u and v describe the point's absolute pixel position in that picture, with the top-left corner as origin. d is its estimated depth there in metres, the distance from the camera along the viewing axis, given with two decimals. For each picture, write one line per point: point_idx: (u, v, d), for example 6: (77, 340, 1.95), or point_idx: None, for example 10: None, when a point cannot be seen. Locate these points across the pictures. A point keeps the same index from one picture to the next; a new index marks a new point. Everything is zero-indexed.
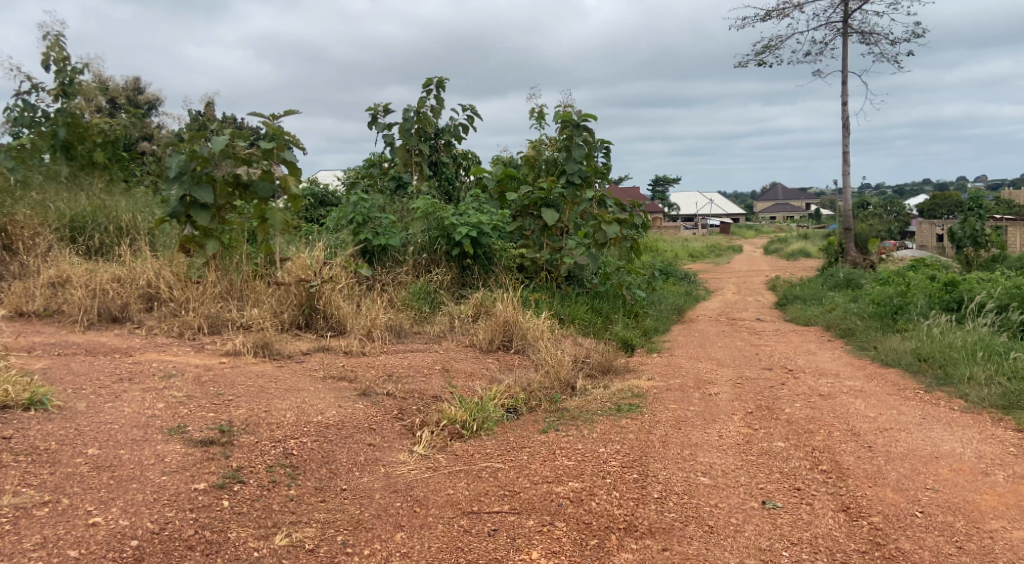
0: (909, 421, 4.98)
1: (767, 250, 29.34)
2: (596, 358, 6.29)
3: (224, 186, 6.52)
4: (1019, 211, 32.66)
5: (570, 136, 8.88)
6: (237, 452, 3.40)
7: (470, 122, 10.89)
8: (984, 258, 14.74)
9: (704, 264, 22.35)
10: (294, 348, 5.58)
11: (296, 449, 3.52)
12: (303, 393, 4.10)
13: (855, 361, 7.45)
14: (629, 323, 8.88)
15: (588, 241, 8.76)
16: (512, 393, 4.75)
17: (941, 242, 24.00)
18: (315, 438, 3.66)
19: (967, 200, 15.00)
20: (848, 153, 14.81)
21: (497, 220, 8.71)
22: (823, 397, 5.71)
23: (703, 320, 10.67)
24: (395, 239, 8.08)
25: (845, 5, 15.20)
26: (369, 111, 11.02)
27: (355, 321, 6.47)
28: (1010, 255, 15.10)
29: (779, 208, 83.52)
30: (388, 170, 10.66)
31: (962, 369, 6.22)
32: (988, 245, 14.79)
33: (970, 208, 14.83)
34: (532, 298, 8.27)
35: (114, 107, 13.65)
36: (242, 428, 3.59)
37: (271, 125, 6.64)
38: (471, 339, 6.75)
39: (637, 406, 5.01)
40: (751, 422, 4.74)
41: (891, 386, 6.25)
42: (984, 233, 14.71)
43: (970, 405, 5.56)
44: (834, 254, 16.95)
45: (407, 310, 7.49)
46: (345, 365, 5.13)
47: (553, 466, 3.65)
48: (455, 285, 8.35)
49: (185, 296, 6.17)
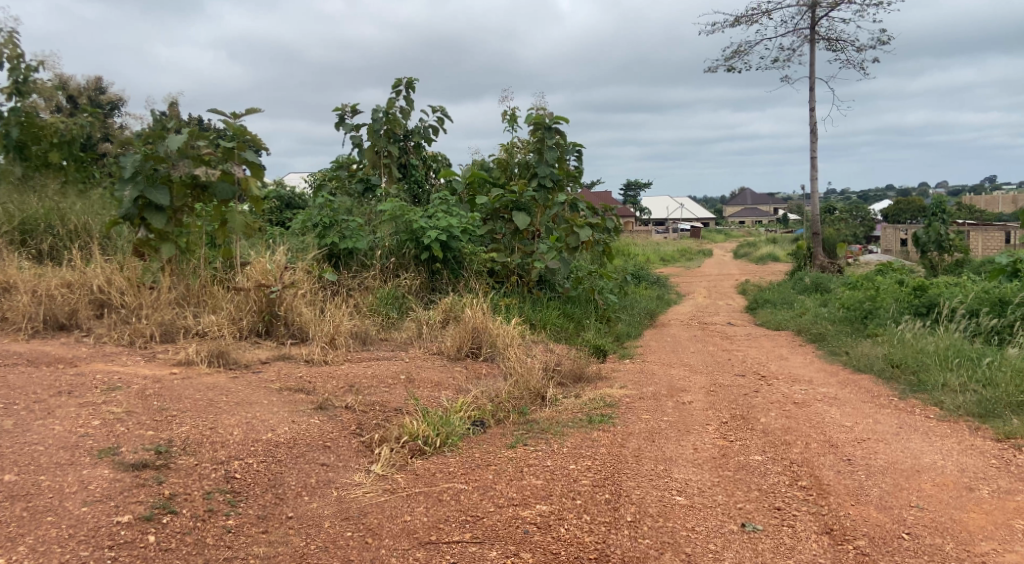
0: (886, 431, 4.85)
1: (737, 253, 29.52)
2: (567, 367, 6.10)
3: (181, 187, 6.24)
4: (979, 216, 33.21)
5: (541, 139, 8.64)
6: (172, 477, 3.15)
7: (439, 124, 10.69)
8: (949, 263, 14.82)
9: (675, 268, 22.30)
10: (251, 357, 5.33)
11: (239, 471, 3.29)
12: (254, 407, 3.86)
13: (828, 368, 7.35)
14: (601, 328, 8.73)
15: (559, 245, 8.61)
16: (478, 405, 4.55)
17: (905, 247, 24.29)
18: (261, 459, 3.43)
19: (930, 205, 15.09)
20: (816, 158, 14.83)
21: (467, 223, 8.49)
22: (798, 405, 5.57)
23: (675, 325, 10.53)
24: (361, 243, 7.85)
25: (811, 12, 15.25)
26: (336, 111, 10.76)
27: (317, 327, 6.21)
28: (974, 259, 15.22)
29: (749, 213, 84.29)
30: (355, 172, 10.40)
31: (936, 375, 6.14)
32: (952, 249, 14.87)
33: (934, 213, 14.91)
34: (503, 303, 8.05)
35: (73, 105, 13.12)
36: (182, 449, 3.34)
37: (233, 124, 6.39)
38: (439, 347, 6.52)
39: (609, 417, 4.82)
40: (726, 433, 4.58)
41: (864, 393, 6.13)
42: (948, 237, 14.78)
43: (945, 413, 5.45)
44: (803, 258, 16.98)
45: (374, 316, 7.27)
46: (304, 375, 4.88)
47: (520, 487, 3.45)
48: (424, 290, 8.12)
49: (137, 302, 5.88)
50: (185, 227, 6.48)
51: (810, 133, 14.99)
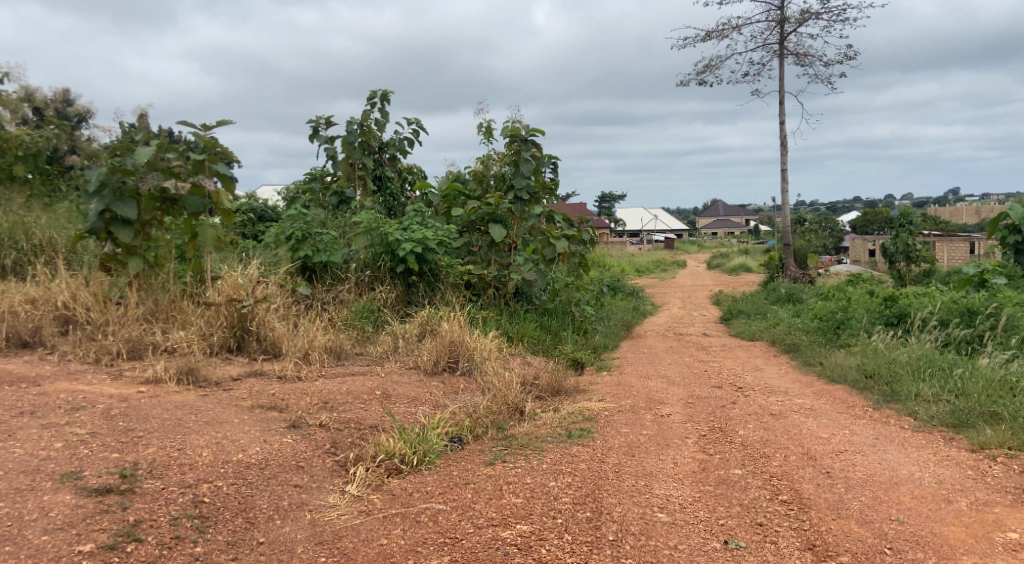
0: (863, 442, 4.85)
1: (711, 264, 29.72)
2: (545, 380, 6.05)
3: (149, 201, 6.15)
4: (945, 227, 33.77)
5: (517, 151, 8.59)
6: (137, 502, 3.06)
7: (415, 136, 10.62)
8: (916, 273, 14.98)
9: (650, 279, 22.37)
10: (222, 374, 5.23)
11: (208, 495, 3.19)
12: (224, 427, 3.76)
13: (803, 378, 7.36)
14: (578, 340, 8.69)
15: (536, 257, 8.58)
16: (456, 420, 4.48)
17: (873, 257, 24.60)
18: (232, 481, 3.33)
19: (898, 216, 15.27)
20: (787, 171, 14.97)
21: (443, 235, 8.41)
22: (775, 417, 5.56)
23: (652, 336, 10.53)
24: (336, 256, 7.75)
25: (780, 27, 15.44)
26: (310, 123, 10.67)
27: (290, 342, 6.12)
28: (941, 270, 15.40)
29: (722, 224, 85.02)
30: (329, 184, 10.31)
31: (909, 386, 6.16)
32: (920, 260, 15.04)
33: (901, 224, 15.08)
34: (479, 316, 7.99)
35: (40, 117, 12.86)
36: (149, 472, 3.24)
37: (203, 136, 6.29)
38: (415, 361, 6.43)
39: (588, 431, 4.77)
40: (705, 446, 4.54)
41: (840, 404, 6.13)
42: (915, 248, 14.94)
43: (920, 424, 5.46)
44: (775, 269, 17.09)
45: (349, 330, 7.18)
46: (275, 392, 4.77)
47: (499, 506, 3.38)
48: (400, 303, 8.04)
49: (104, 318, 5.76)
50: (154, 241, 6.37)
51: (781, 146, 15.13)
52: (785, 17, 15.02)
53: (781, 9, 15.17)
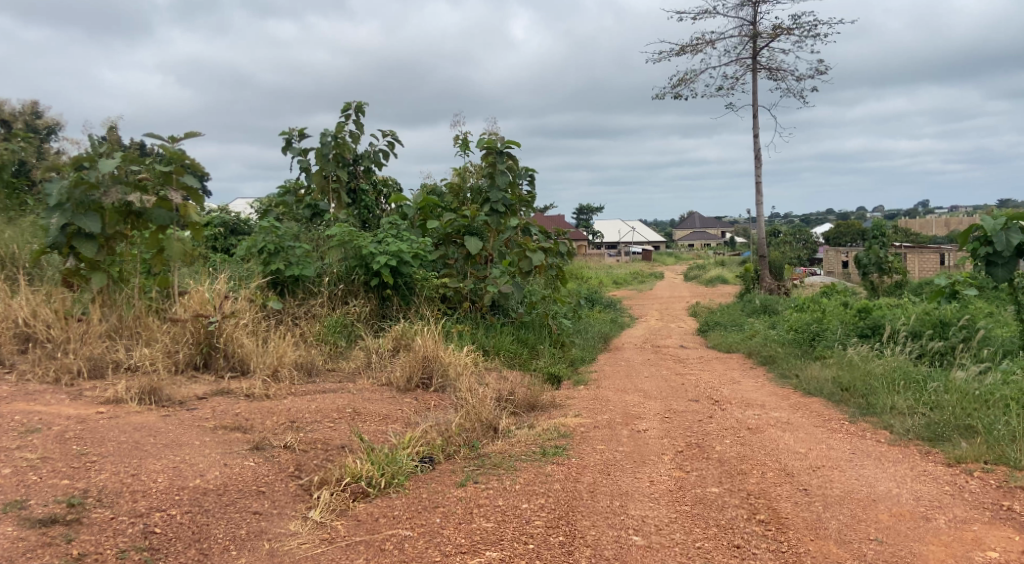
0: (840, 457, 4.79)
1: (687, 276, 29.83)
2: (520, 395, 5.95)
3: (114, 214, 6.02)
4: (917, 239, 34.16)
5: (493, 163, 8.51)
6: (83, 533, 2.95)
7: (390, 148, 10.53)
8: (889, 285, 15.04)
9: (628, 291, 22.37)
10: (186, 393, 5.11)
11: (160, 525, 3.07)
12: (183, 449, 3.63)
13: (779, 391, 7.32)
14: (555, 354, 8.61)
15: (512, 269, 8.49)
16: (427, 439, 4.37)
17: (847, 269, 24.80)
18: (187, 509, 3.21)
19: (871, 228, 15.35)
20: (761, 184, 15.04)
21: (419, 248, 8.28)
22: (752, 431, 5.50)
23: (629, 349, 10.47)
24: (308, 269, 7.61)
25: (753, 42, 15.55)
26: (282, 136, 10.54)
27: (259, 359, 5.99)
28: (913, 281, 15.48)
29: (698, 236, 85.56)
30: (303, 197, 10.18)
31: (884, 398, 6.13)
32: (892, 271, 15.11)
33: (874, 236, 15.14)
34: (455, 330, 7.88)
35: (7, 129, 12.56)
36: (99, 500, 3.12)
37: (169, 148, 6.19)
38: (388, 378, 6.29)
39: (563, 448, 4.68)
40: (681, 464, 4.47)
41: (816, 417, 6.09)
42: (888, 259, 14.99)
43: (896, 437, 5.42)
44: (751, 281, 17.13)
45: (321, 345, 7.06)
46: (240, 411, 4.65)
47: (468, 531, 3.28)
48: (374, 317, 7.92)
49: (64, 335, 5.62)
50: (119, 255, 6.25)
51: (754, 160, 15.21)
52: (758, 31, 15.13)
53: (754, 24, 15.28)
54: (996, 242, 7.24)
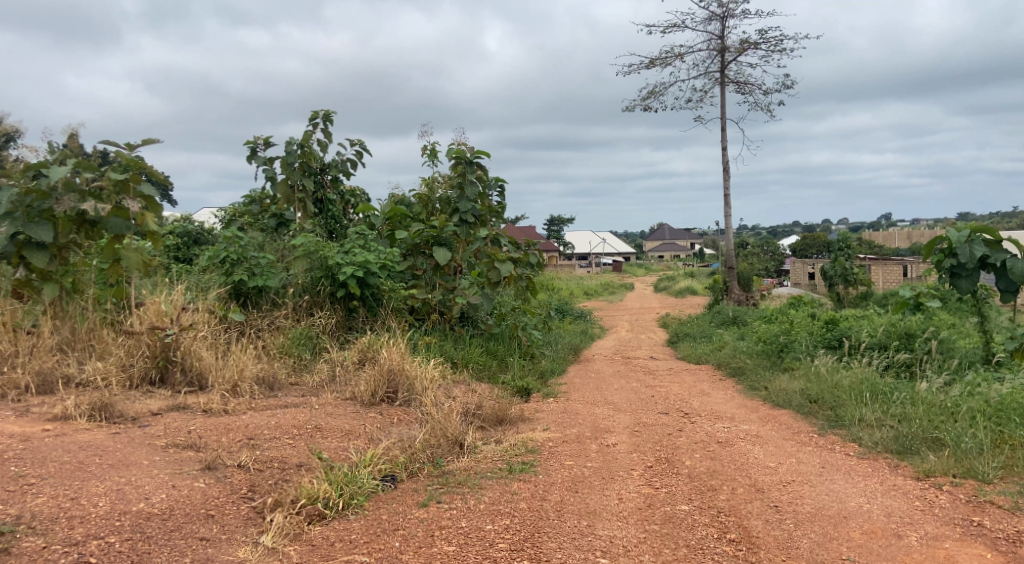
0: (809, 471, 4.69)
1: (657, 287, 29.98)
2: (488, 409, 5.84)
3: (67, 222, 5.81)
4: (880, 250, 34.66)
5: (462, 173, 8.46)
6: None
7: (358, 157, 10.39)
8: (853, 296, 15.08)
9: (599, 302, 22.39)
10: (141, 409, 5.09)
11: (94, 555, 2.94)
12: (129, 470, 3.53)
13: (748, 403, 7.27)
14: (525, 365, 8.51)
15: (481, 280, 8.38)
16: (391, 457, 4.25)
17: (812, 280, 25.06)
18: (128, 536, 3.08)
19: (835, 240, 15.47)
20: (729, 196, 15.13)
21: (386, 258, 8.12)
22: (722, 445, 5.44)
23: (599, 360, 10.40)
24: (272, 280, 7.44)
25: (720, 57, 15.67)
26: (247, 144, 10.37)
27: (217, 374, 5.86)
28: (876, 293, 15.55)
29: (668, 247, 86.08)
30: (269, 207, 10.04)
31: (852, 410, 6.09)
32: (857, 283, 15.15)
33: (839, 248, 15.17)
34: (422, 342, 7.75)
35: None
36: (31, 528, 2.99)
37: (125, 155, 6.01)
38: (352, 392, 6.14)
39: (531, 465, 4.56)
40: (651, 479, 4.38)
41: (785, 430, 6.04)
42: (852, 271, 15.01)
43: (864, 450, 5.34)
44: (720, 292, 17.20)
45: (285, 358, 6.90)
46: (194, 429, 4.64)
47: (429, 555, 3.17)
48: (340, 329, 7.75)
49: (12, 349, 5.54)
50: (71, 265, 6.12)
51: (722, 173, 15.30)
52: (726, 46, 15.24)
53: (722, 38, 15.40)
54: (960, 253, 7.27)
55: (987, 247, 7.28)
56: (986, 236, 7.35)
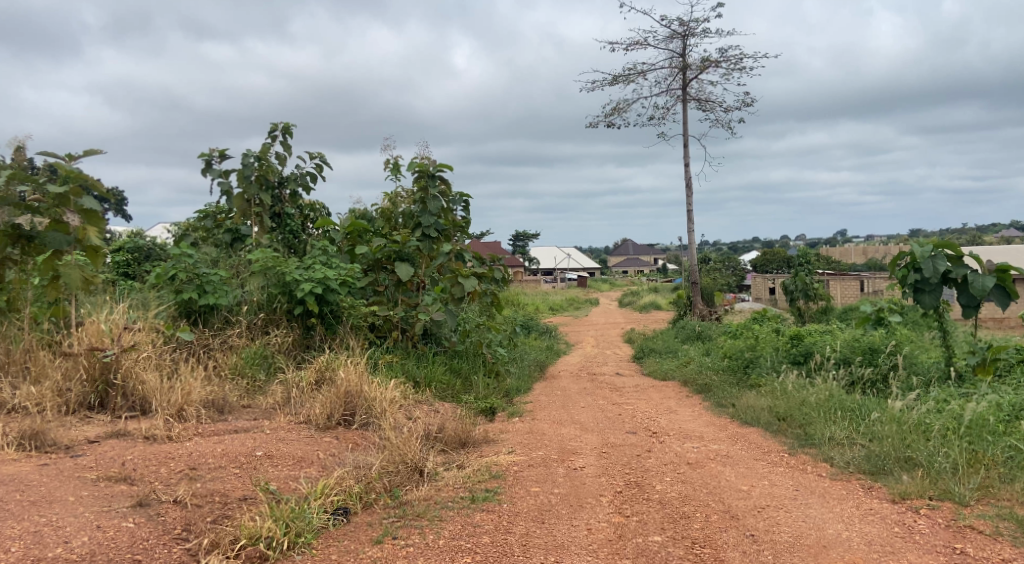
0: (783, 495, 4.48)
1: (621, 302, 29.95)
2: (450, 431, 5.58)
3: (4, 237, 5.68)
4: (838, 265, 35.05)
5: (424, 187, 8.17)
6: None
7: (318, 171, 10.11)
8: (815, 312, 15.07)
9: (563, 318, 22.24)
10: (75, 437, 5.09)
11: None
12: (52, 508, 3.43)
13: (716, 421, 7.10)
14: (489, 383, 8.26)
15: (444, 296, 8.14)
16: (344, 487, 4.01)
17: (773, 296, 25.20)
18: None
19: (796, 256, 15.47)
20: (691, 213, 15.10)
21: (346, 275, 7.82)
22: (692, 466, 5.25)
23: (564, 377, 10.17)
24: (225, 298, 7.11)
25: (682, 74, 15.69)
26: (202, 157, 10.04)
27: (162, 398, 5.64)
28: (836, 308, 15.57)
29: (631, 262, 86.41)
30: (223, 222, 9.68)
31: (822, 428, 5.93)
32: (817, 298, 15.18)
33: (800, 263, 15.16)
34: (383, 361, 7.47)
35: None
36: None
37: (63, 166, 5.68)
38: (307, 415, 5.83)
39: (495, 493, 4.31)
40: (621, 506, 4.17)
41: (755, 449, 5.86)
42: (814, 286, 15.01)
43: (837, 471, 5.15)
44: (684, 308, 17.16)
45: (237, 379, 6.59)
46: (130, 457, 4.61)
47: None
48: (297, 347, 7.43)
49: None
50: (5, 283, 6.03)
51: (686, 189, 15.27)
52: (687, 63, 15.26)
53: (683, 56, 15.42)
54: (923, 268, 7.21)
55: (949, 262, 7.26)
56: (947, 251, 7.34)
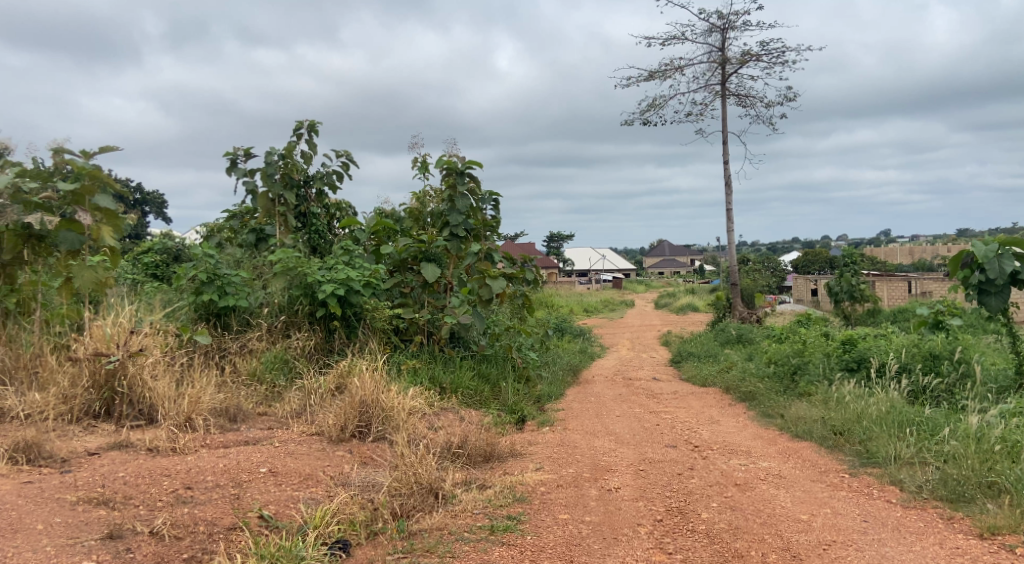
0: (850, 527, 3.94)
1: (657, 303, 29.23)
2: (472, 445, 5.09)
3: (14, 237, 5.37)
4: (882, 266, 33.89)
5: (453, 185, 7.67)
6: None
7: (344, 168, 9.69)
8: (862, 313, 14.26)
9: (598, 319, 21.65)
10: (73, 448, 4.70)
11: None
12: (13, 539, 3.15)
13: (763, 434, 6.50)
14: (520, 389, 7.74)
15: (472, 298, 7.64)
16: (345, 517, 3.60)
17: (816, 298, 24.28)
18: None
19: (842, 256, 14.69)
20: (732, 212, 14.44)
21: (371, 275, 7.35)
22: (742, 488, 4.71)
23: (599, 383, 9.60)
24: (245, 300, 6.69)
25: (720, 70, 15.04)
26: (227, 156, 9.70)
27: (169, 406, 5.26)
28: (884, 310, 14.74)
29: (668, 263, 85.24)
30: (250, 222, 9.31)
31: (886, 445, 5.32)
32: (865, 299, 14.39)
33: (846, 263, 14.35)
34: (407, 366, 7.01)
35: None
36: None
37: (75, 162, 5.32)
38: (319, 427, 5.39)
39: (518, 520, 3.85)
40: (662, 539, 3.68)
41: (810, 468, 5.27)
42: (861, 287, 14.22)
43: (909, 496, 4.56)
44: (723, 309, 16.49)
45: (253, 386, 6.20)
46: (125, 474, 4.21)
47: None
48: (320, 351, 6.98)
49: None
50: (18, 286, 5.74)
51: (726, 188, 14.63)
52: (726, 57, 14.59)
53: (722, 50, 14.77)
54: (988, 268, 6.51)
55: (1018, 262, 6.54)
56: (1016, 249, 6.61)
